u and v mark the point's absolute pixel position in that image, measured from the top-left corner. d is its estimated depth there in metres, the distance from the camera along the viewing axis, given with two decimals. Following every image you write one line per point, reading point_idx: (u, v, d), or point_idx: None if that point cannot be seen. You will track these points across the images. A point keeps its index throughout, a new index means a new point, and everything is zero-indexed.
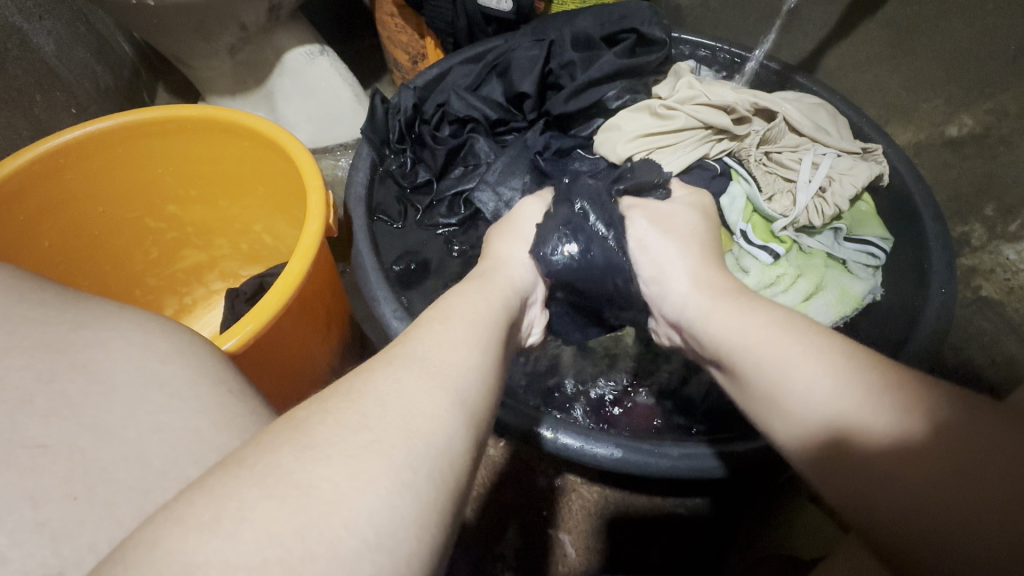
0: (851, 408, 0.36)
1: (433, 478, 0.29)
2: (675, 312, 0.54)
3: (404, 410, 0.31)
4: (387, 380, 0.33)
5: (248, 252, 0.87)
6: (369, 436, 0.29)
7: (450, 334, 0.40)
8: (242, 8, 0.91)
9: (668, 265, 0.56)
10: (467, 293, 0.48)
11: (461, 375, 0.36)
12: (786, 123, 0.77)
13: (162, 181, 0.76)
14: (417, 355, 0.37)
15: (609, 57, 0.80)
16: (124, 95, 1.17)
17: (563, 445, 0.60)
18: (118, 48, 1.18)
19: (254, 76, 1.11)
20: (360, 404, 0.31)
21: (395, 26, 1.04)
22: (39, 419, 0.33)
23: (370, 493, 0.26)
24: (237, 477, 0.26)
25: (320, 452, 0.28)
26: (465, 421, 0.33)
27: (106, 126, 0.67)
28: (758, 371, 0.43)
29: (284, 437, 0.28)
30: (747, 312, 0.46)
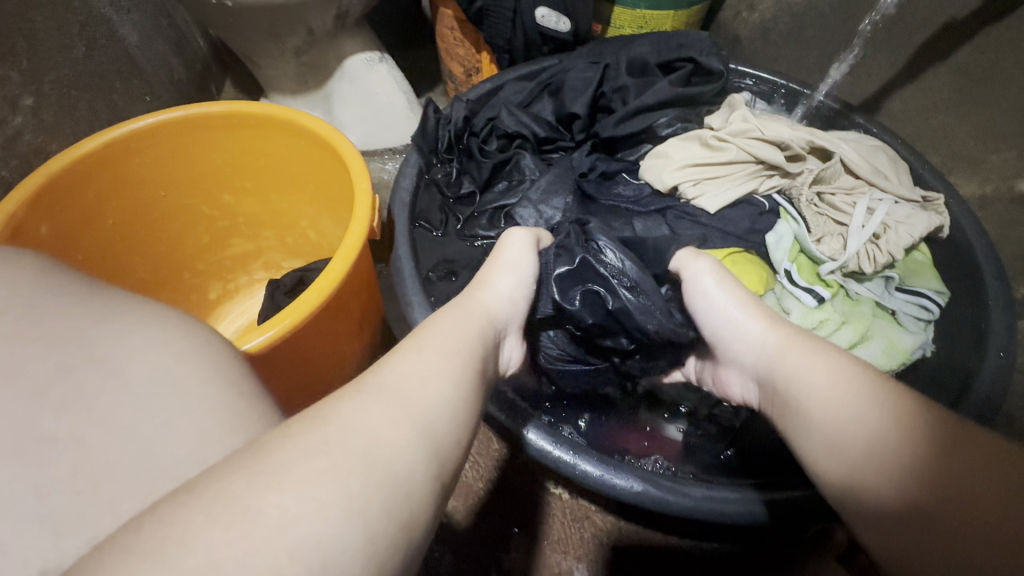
0: (912, 463, 0.37)
1: (389, 508, 0.29)
2: (737, 356, 0.54)
3: (366, 438, 0.32)
4: (354, 407, 0.34)
5: (292, 245, 0.90)
6: (326, 462, 0.29)
7: (422, 362, 0.41)
8: (311, 13, 0.96)
9: (736, 312, 0.54)
10: (444, 323, 0.48)
11: (428, 407, 0.37)
12: (842, 165, 0.75)
13: (220, 171, 0.79)
14: (386, 383, 0.37)
15: (663, 84, 0.80)
16: (194, 87, 1.24)
17: (576, 468, 0.59)
18: (193, 43, 1.24)
19: (315, 77, 1.16)
20: (322, 430, 0.31)
21: (454, 40, 1.07)
22: (51, 412, 0.33)
23: (321, 519, 0.27)
24: (182, 503, 0.26)
25: (275, 475, 0.28)
26: (427, 459, 0.33)
27: (176, 116, 0.71)
28: (813, 409, 0.44)
29: (237, 463, 0.28)
30: (814, 359, 0.46)
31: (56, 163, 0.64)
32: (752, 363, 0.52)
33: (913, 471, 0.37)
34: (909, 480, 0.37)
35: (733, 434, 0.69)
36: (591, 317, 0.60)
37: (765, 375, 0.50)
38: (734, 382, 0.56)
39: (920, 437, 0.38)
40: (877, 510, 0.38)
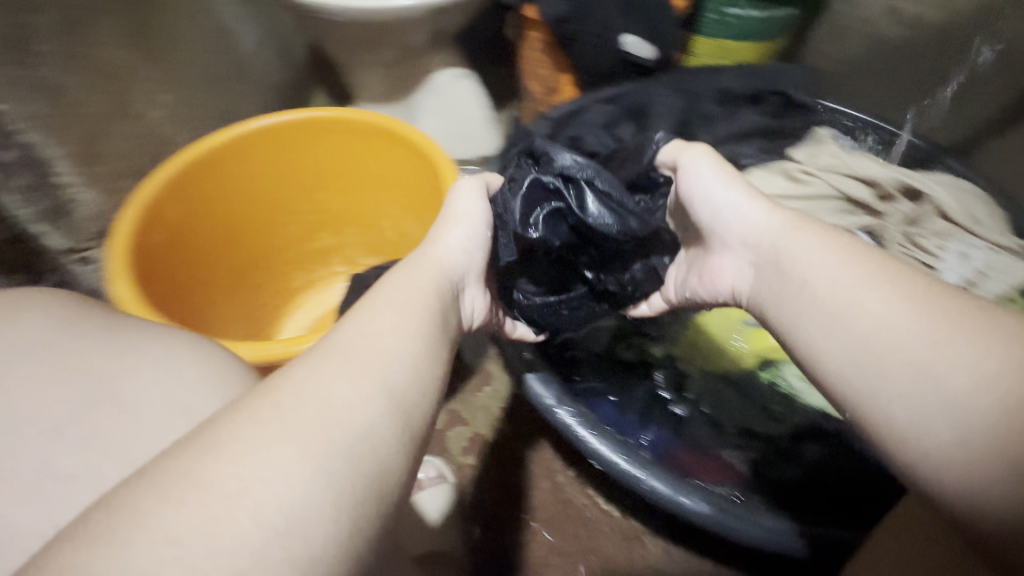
0: (953, 342, 0.35)
1: (353, 462, 0.32)
2: (735, 246, 0.53)
3: (318, 398, 0.34)
4: (306, 373, 0.36)
5: (371, 245, 0.95)
6: (277, 426, 0.32)
7: (376, 321, 0.43)
8: (409, 31, 1.02)
9: (735, 203, 0.53)
10: (396, 282, 0.49)
11: (385, 362, 0.39)
12: (934, 208, 0.73)
13: (320, 171, 0.85)
14: (339, 346, 0.40)
15: (751, 115, 0.81)
16: (291, 90, 1.35)
17: (599, 457, 0.59)
18: (292, 52, 1.34)
19: (402, 88, 1.23)
20: (272, 399, 0.34)
21: (538, 61, 1.12)
22: (69, 453, 0.34)
23: (281, 480, 0.29)
24: (139, 490, 0.28)
25: (228, 454, 0.30)
26: (388, 415, 0.35)
27: (293, 118, 0.78)
28: (832, 297, 0.42)
29: (191, 444, 0.30)
30: (836, 257, 0.44)
31: (184, 156, 0.71)
32: (753, 250, 0.51)
33: (957, 347, 0.35)
34: (956, 362, 0.34)
35: (802, 468, 0.62)
36: (559, 237, 0.58)
37: (767, 262, 0.49)
38: (727, 270, 0.54)
39: (957, 320, 0.36)
40: (934, 423, 0.34)
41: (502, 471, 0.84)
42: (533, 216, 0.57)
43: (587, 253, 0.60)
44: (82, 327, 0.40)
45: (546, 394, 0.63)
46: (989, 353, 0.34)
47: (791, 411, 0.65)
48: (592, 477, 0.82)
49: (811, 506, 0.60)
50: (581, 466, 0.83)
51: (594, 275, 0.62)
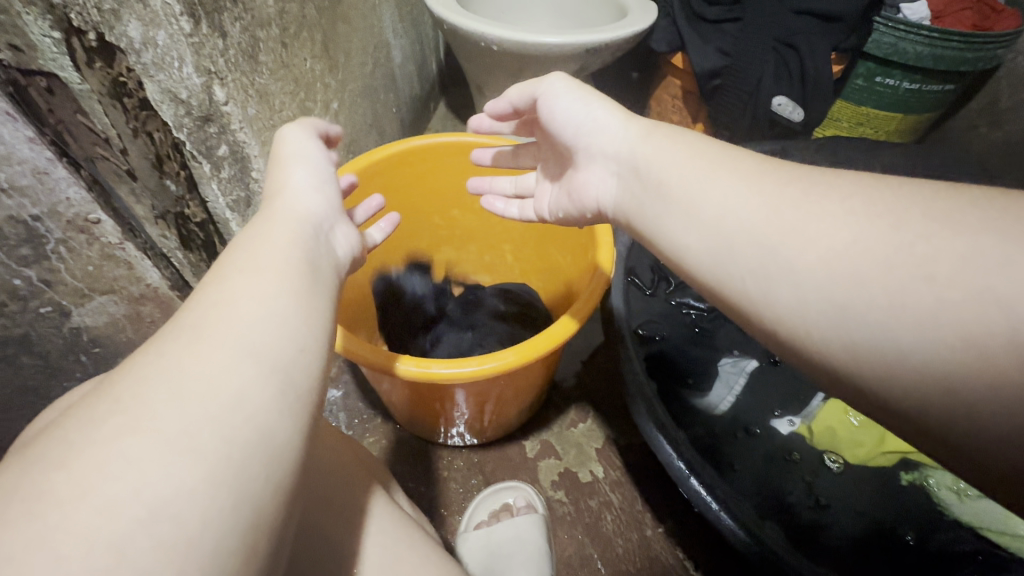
0: (808, 220, 0.34)
1: (222, 436, 0.29)
2: (595, 156, 0.50)
3: (168, 383, 0.30)
4: (151, 359, 0.31)
5: (488, 263, 1.01)
6: (120, 419, 0.28)
7: (240, 287, 0.35)
8: (555, 66, 1.06)
9: (600, 126, 0.50)
10: (251, 245, 0.40)
11: (251, 332, 0.33)
12: None
13: (461, 190, 0.90)
14: (192, 325, 0.33)
15: None
16: (422, 102, 1.43)
17: (717, 516, 0.58)
18: (429, 67, 1.43)
19: None
20: (113, 393, 0.29)
21: (672, 107, 1.13)
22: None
23: (132, 470, 0.26)
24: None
25: (77, 455, 0.27)
26: (242, 366, 0.31)
27: (450, 140, 0.81)
28: (705, 207, 0.39)
29: (31, 461, 0.27)
30: (723, 182, 0.39)
31: (357, 165, 0.75)
32: (615, 160, 0.48)
33: (824, 236, 0.33)
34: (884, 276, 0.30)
35: None
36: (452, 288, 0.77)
37: (628, 171, 0.47)
38: (591, 183, 0.51)
39: (807, 196, 0.36)
40: (902, 370, 0.29)
41: (590, 512, 0.83)
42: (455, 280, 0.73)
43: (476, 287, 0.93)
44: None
45: (667, 442, 0.62)
46: (842, 229, 0.33)
47: (934, 524, 0.62)
48: (677, 534, 0.81)
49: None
50: (671, 523, 0.82)
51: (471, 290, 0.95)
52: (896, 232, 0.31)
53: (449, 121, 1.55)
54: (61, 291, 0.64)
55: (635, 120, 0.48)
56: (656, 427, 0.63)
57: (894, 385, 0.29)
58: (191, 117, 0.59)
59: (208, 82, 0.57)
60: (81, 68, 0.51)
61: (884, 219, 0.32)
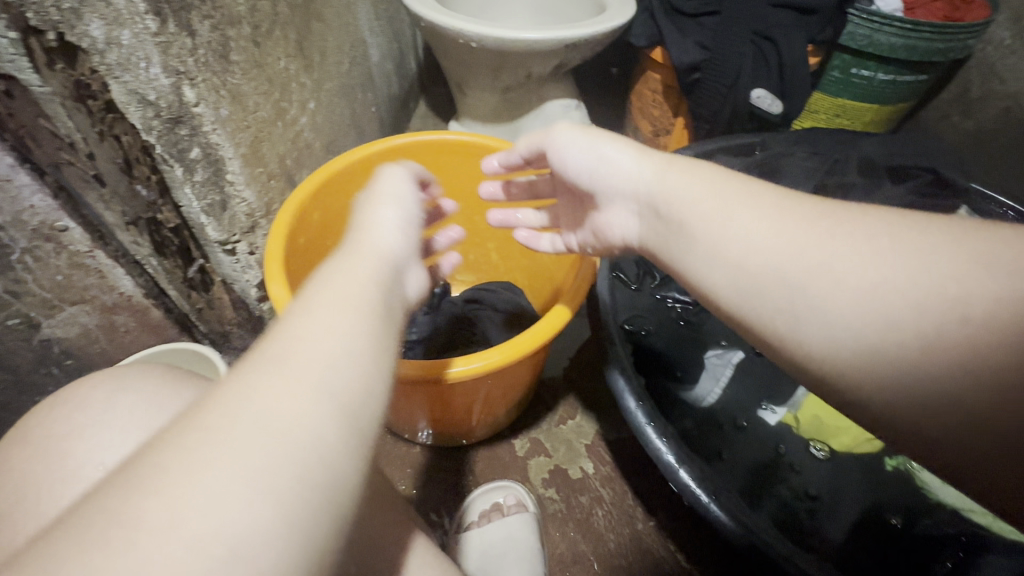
0: (850, 257, 0.36)
1: (302, 478, 0.27)
2: (615, 197, 0.52)
3: (255, 415, 0.28)
4: (238, 386, 0.29)
5: (472, 262, 1.00)
6: (209, 449, 0.26)
7: (321, 314, 0.34)
8: (535, 61, 1.05)
9: (622, 162, 0.51)
10: (327, 274, 0.39)
11: (333, 364, 0.31)
12: None
13: (442, 189, 0.88)
14: (275, 351, 0.31)
15: (895, 190, 0.78)
16: (400, 101, 1.40)
17: (709, 509, 0.58)
18: (407, 66, 1.41)
19: (510, 111, 1.27)
20: (201, 419, 0.27)
21: (652, 101, 1.13)
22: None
23: (219, 506, 0.24)
24: (54, 547, 0.23)
25: (161, 479, 0.25)
26: (322, 401, 0.29)
27: (430, 139, 0.80)
28: (732, 243, 0.41)
29: (111, 483, 0.25)
30: (773, 211, 0.40)
31: (334, 165, 0.74)
32: (636, 200, 0.50)
33: (874, 268, 0.34)
34: (940, 303, 0.31)
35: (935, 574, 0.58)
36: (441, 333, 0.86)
37: (649, 211, 0.49)
38: (615, 224, 0.54)
39: (849, 231, 0.37)
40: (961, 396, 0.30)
41: (581, 509, 0.83)
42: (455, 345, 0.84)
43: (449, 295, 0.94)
44: (175, 401, 0.48)
45: (656, 437, 0.62)
46: (889, 263, 0.34)
47: (918, 508, 0.63)
48: (669, 526, 0.81)
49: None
50: (663, 516, 0.82)
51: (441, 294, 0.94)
52: (929, 277, 0.33)
53: (429, 121, 1.53)
54: (28, 302, 0.63)
55: (647, 158, 0.50)
56: (645, 422, 0.63)
57: (922, 418, 0.31)
58: (161, 119, 0.56)
59: (177, 83, 0.56)
60: (41, 70, 0.49)
61: (927, 256, 0.33)
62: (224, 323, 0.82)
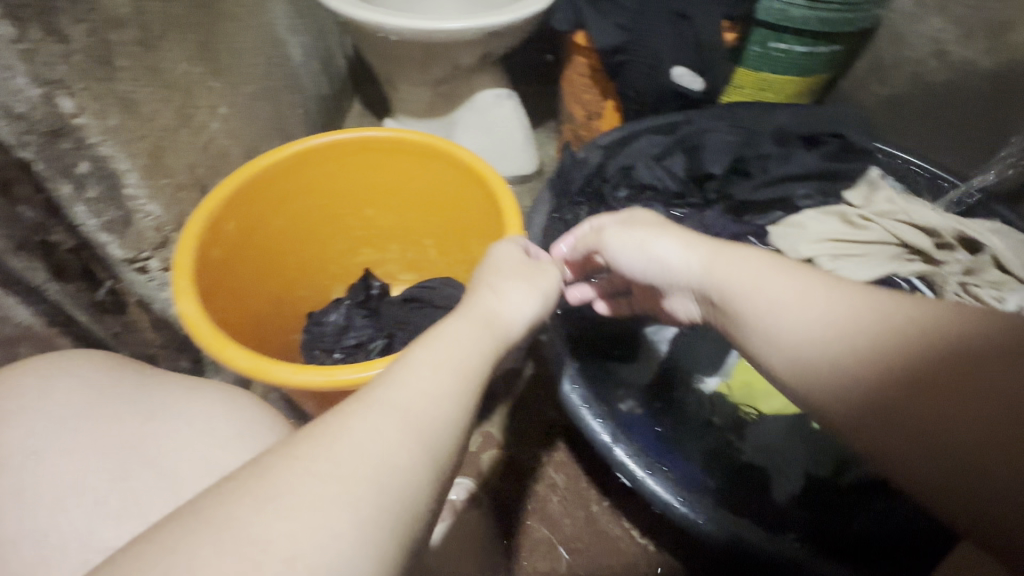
0: (897, 318, 0.38)
1: (397, 537, 0.29)
2: (672, 288, 0.54)
3: (377, 463, 0.30)
4: (365, 427, 0.32)
5: (411, 260, 0.97)
6: (336, 487, 0.29)
7: (433, 377, 0.37)
8: (462, 51, 1.03)
9: (668, 252, 0.53)
10: (438, 334, 0.41)
11: (438, 430, 0.34)
12: (992, 260, 0.69)
13: (368, 189, 0.85)
14: (399, 401, 0.34)
15: (808, 157, 0.79)
16: (331, 101, 1.35)
17: (644, 484, 0.58)
18: (336, 64, 1.36)
19: (444, 104, 1.24)
20: (331, 452, 0.30)
21: (583, 85, 1.13)
22: (112, 520, 0.38)
23: (332, 546, 0.27)
24: (191, 531, 0.26)
25: (276, 489, 0.28)
26: (421, 456, 0.32)
27: (348, 137, 0.77)
28: (777, 310, 0.44)
29: (245, 489, 0.28)
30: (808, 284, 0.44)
31: (244, 172, 0.71)
32: (689, 287, 0.52)
33: (909, 341, 0.37)
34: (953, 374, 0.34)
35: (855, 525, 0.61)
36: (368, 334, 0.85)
37: (703, 297, 0.51)
38: (677, 309, 0.56)
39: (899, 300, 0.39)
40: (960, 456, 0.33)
41: (535, 498, 0.83)
42: (377, 346, 0.83)
43: (372, 293, 0.91)
44: (119, 389, 0.45)
45: (592, 419, 0.62)
46: (916, 333, 0.37)
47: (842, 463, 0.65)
48: (623, 506, 0.82)
49: (875, 558, 0.58)
50: (618, 497, 0.83)
51: (365, 291, 0.91)
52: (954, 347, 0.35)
53: (365, 119, 1.49)
54: None
55: (700, 245, 0.52)
56: (579, 404, 0.63)
57: (916, 457, 0.35)
58: (37, 134, 0.53)
59: (49, 92, 0.53)
60: None
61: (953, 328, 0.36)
62: (147, 348, 0.75)
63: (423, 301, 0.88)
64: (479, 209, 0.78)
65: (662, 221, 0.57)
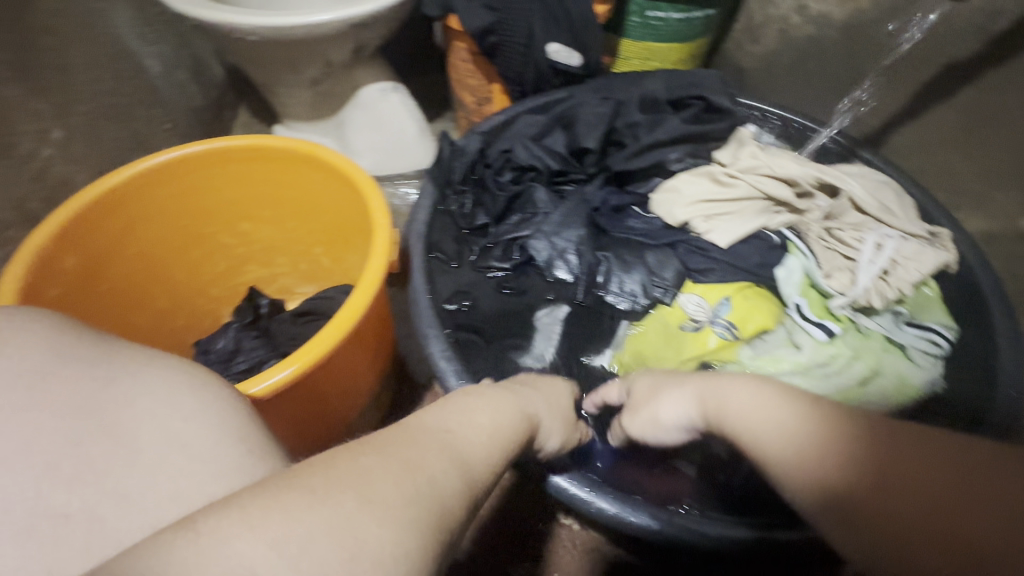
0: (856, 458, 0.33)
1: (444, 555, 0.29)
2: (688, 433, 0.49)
3: (437, 489, 0.31)
4: (426, 453, 0.33)
5: (306, 272, 0.92)
6: (409, 493, 0.29)
7: (466, 427, 0.39)
8: (331, 47, 0.98)
9: (662, 404, 0.49)
10: (463, 401, 0.43)
11: (480, 469, 0.37)
12: (849, 202, 0.74)
13: (238, 202, 0.81)
14: (450, 438, 0.37)
15: (674, 121, 0.80)
16: (210, 113, 1.25)
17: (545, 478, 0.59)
18: (212, 69, 1.26)
19: (329, 104, 1.19)
20: (410, 470, 0.31)
21: (467, 71, 1.10)
22: (58, 485, 0.29)
23: (405, 550, 0.27)
24: (294, 498, 0.26)
25: (370, 484, 0.28)
26: (466, 486, 0.34)
27: (201, 150, 0.73)
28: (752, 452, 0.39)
29: (343, 475, 0.28)
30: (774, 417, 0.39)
31: (94, 190, 0.67)
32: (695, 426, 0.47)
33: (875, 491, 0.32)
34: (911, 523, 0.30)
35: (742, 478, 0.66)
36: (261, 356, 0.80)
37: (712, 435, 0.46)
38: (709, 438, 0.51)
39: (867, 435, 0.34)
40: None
41: None
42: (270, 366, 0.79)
43: (263, 311, 0.87)
44: (84, 357, 0.36)
45: None
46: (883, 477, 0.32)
47: None
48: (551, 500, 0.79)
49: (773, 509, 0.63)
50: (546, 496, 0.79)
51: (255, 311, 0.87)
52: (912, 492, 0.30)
53: (254, 126, 1.39)
54: None
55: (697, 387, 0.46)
56: None
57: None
58: None
59: None
60: None
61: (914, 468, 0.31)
62: None
63: (316, 313, 0.83)
64: (354, 214, 0.77)
65: (660, 374, 0.53)
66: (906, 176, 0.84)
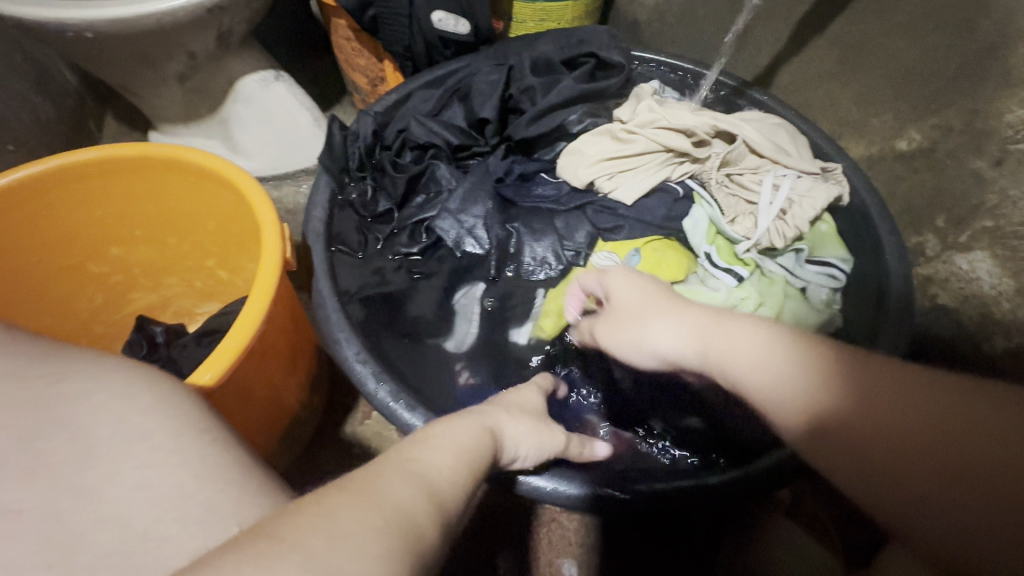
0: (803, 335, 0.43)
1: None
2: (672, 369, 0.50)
3: (403, 518, 0.29)
4: (392, 485, 0.32)
5: (202, 289, 0.85)
6: (381, 526, 0.28)
7: (430, 458, 0.38)
8: (188, 37, 0.88)
9: (638, 325, 0.51)
10: (432, 432, 0.43)
11: (443, 485, 0.36)
12: (746, 146, 0.75)
13: (102, 223, 0.73)
14: (421, 470, 0.36)
15: (568, 82, 0.79)
16: (68, 127, 1.11)
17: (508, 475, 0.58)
18: (60, 76, 1.10)
19: (205, 102, 1.08)
20: (380, 507, 0.29)
21: (352, 50, 1.03)
22: (17, 481, 0.32)
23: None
24: (272, 547, 0.24)
25: (336, 521, 0.27)
26: (436, 510, 0.32)
27: (36, 171, 0.64)
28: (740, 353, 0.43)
29: (310, 520, 0.26)
30: (744, 326, 0.45)
31: None
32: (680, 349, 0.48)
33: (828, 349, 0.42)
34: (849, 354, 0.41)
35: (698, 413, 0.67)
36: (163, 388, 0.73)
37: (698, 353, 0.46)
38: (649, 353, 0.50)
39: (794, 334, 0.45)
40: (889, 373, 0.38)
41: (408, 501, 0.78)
42: None
43: (163, 338, 0.79)
44: (32, 369, 0.38)
45: (405, 411, 0.59)
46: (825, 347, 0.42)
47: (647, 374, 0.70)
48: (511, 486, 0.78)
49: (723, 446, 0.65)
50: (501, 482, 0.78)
51: (157, 338, 0.79)
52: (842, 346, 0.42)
53: (127, 136, 1.24)
54: None
55: (686, 318, 0.48)
56: (389, 401, 0.60)
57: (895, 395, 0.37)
58: None
59: None
60: None
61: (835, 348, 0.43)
62: None
63: (218, 332, 0.76)
64: (244, 217, 0.70)
65: (647, 292, 0.53)
66: (791, 111, 0.88)
